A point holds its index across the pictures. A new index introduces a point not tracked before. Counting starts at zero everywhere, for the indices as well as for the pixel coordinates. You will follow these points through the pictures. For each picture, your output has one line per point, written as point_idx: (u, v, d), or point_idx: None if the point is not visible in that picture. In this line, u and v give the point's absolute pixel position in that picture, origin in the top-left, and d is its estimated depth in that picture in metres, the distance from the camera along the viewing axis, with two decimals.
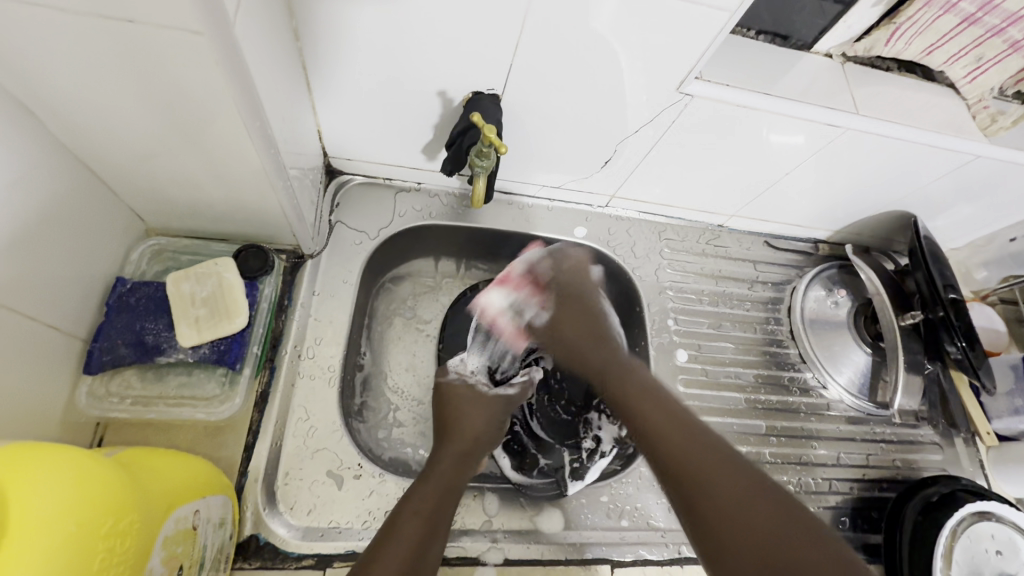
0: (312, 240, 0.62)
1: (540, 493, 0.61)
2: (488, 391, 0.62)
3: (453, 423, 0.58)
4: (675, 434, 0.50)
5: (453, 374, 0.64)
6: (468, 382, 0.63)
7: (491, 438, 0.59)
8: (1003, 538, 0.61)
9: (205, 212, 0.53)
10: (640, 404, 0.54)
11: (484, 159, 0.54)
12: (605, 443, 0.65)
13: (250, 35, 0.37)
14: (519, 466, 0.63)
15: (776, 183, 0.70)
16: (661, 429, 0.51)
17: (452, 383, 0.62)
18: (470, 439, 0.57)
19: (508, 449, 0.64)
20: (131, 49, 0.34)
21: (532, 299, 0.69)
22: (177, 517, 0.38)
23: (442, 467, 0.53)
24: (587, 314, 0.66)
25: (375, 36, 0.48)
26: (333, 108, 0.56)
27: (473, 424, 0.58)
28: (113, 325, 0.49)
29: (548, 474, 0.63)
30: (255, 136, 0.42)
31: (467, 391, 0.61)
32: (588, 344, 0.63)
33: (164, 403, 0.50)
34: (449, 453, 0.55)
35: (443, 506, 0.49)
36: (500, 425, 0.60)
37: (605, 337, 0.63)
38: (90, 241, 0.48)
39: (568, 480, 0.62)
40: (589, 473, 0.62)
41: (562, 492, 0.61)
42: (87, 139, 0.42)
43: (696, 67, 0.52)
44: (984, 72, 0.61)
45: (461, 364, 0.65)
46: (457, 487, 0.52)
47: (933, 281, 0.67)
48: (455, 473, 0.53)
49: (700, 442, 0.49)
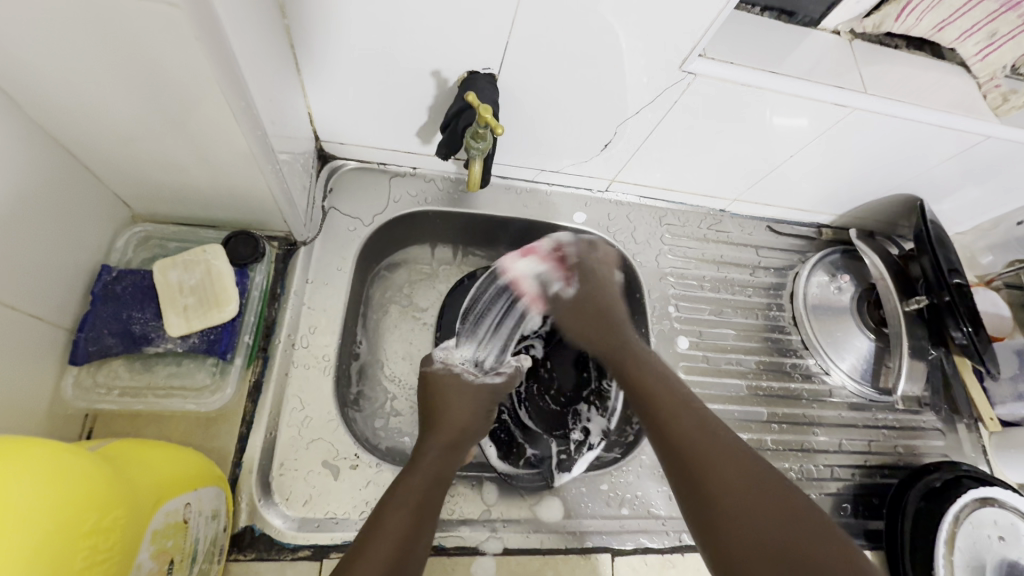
0: (305, 227, 0.60)
1: (528, 484, 0.59)
2: (473, 380, 0.61)
3: (440, 413, 0.57)
4: (687, 421, 0.49)
5: (439, 364, 0.62)
6: (454, 372, 0.61)
7: (478, 427, 0.58)
8: (1006, 524, 0.61)
9: (193, 197, 0.51)
10: (652, 391, 0.52)
11: (480, 141, 0.53)
12: (593, 435, 0.65)
13: (232, 8, 0.35)
14: (505, 456, 0.62)
15: (780, 166, 0.68)
16: (666, 412, 0.50)
17: (438, 373, 0.61)
18: (458, 429, 0.56)
19: (494, 438, 0.63)
20: (105, 24, 0.32)
21: (559, 275, 0.66)
22: (167, 510, 0.37)
23: (428, 458, 0.52)
24: (601, 296, 0.64)
25: (365, 12, 0.46)
26: (324, 90, 0.54)
27: (460, 415, 0.57)
28: (98, 315, 0.48)
29: (535, 465, 0.62)
30: (242, 118, 0.40)
31: (453, 380, 0.60)
32: (601, 324, 0.62)
33: (154, 394, 0.50)
34: (436, 443, 0.54)
35: (430, 499, 0.48)
36: (486, 415, 0.59)
37: (618, 318, 0.63)
38: (73, 228, 0.46)
39: (555, 471, 0.61)
40: (577, 465, 0.61)
41: (549, 483, 0.59)
42: (65, 121, 0.40)
43: (700, 43, 0.50)
44: (997, 49, 0.59)
45: (446, 353, 0.63)
46: (445, 478, 0.51)
47: (939, 265, 0.66)
48: (442, 464, 0.52)
49: (705, 428, 0.48)
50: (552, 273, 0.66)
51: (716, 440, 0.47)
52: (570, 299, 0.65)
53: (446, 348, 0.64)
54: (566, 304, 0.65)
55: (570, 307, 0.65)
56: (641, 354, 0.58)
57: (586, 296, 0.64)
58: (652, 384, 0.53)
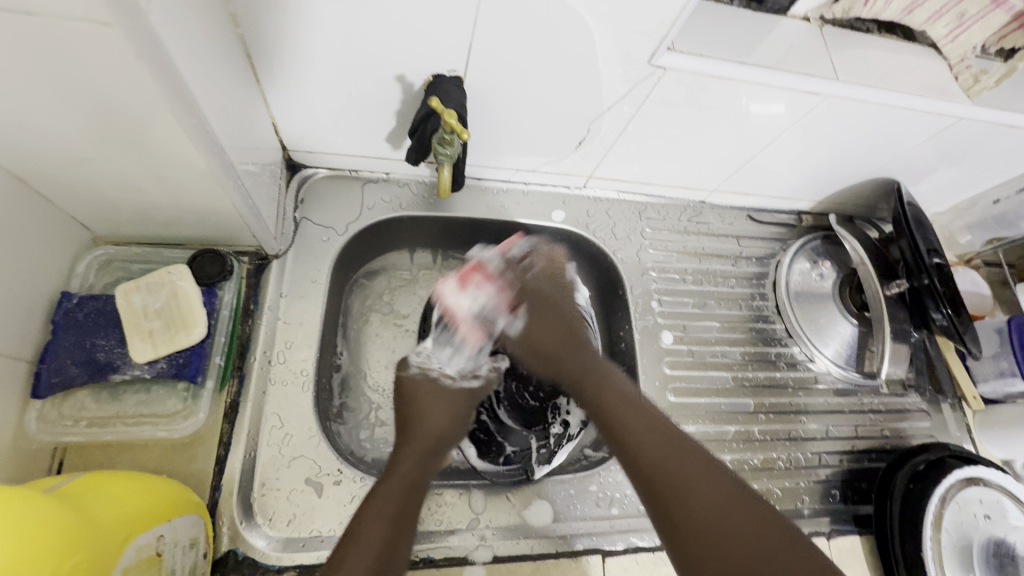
0: (276, 240, 0.59)
1: (505, 478, 0.60)
2: (451, 385, 0.59)
3: (415, 421, 0.55)
4: (652, 440, 0.49)
5: (415, 368, 0.60)
6: (431, 377, 0.59)
7: (454, 433, 0.56)
8: (990, 502, 0.61)
9: (155, 216, 0.50)
10: (616, 415, 0.51)
11: (448, 146, 0.52)
12: (574, 426, 0.64)
13: (174, 24, 0.34)
14: (484, 454, 0.62)
15: (757, 156, 0.68)
16: (635, 434, 0.49)
17: (415, 379, 0.58)
18: (433, 436, 0.54)
19: (474, 439, 0.63)
20: (36, 43, 0.30)
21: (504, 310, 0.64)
22: (137, 546, 0.37)
23: (405, 465, 0.51)
24: (565, 319, 0.62)
25: (319, 17, 0.44)
26: (288, 99, 0.53)
27: (433, 423, 0.55)
28: (60, 345, 0.47)
29: (513, 460, 0.62)
30: (194, 134, 0.39)
31: (430, 387, 0.58)
32: (565, 347, 0.59)
33: (122, 424, 0.48)
34: (411, 451, 0.52)
35: (406, 512, 0.47)
36: (462, 421, 0.58)
37: (583, 338, 0.60)
38: (28, 257, 0.45)
39: (534, 465, 0.61)
40: (556, 456, 0.61)
41: (528, 476, 0.60)
42: (7, 149, 0.38)
43: (668, 36, 0.49)
44: (967, 29, 0.58)
45: (422, 356, 0.61)
46: (422, 484, 0.50)
47: (918, 246, 0.65)
48: (417, 472, 0.51)
49: (671, 445, 0.48)
50: (495, 308, 0.63)
51: (684, 451, 0.48)
52: (518, 335, 0.62)
53: (422, 352, 0.61)
54: (516, 340, 0.62)
55: (523, 340, 0.62)
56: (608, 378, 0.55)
57: (558, 312, 0.62)
58: (613, 402, 0.52)
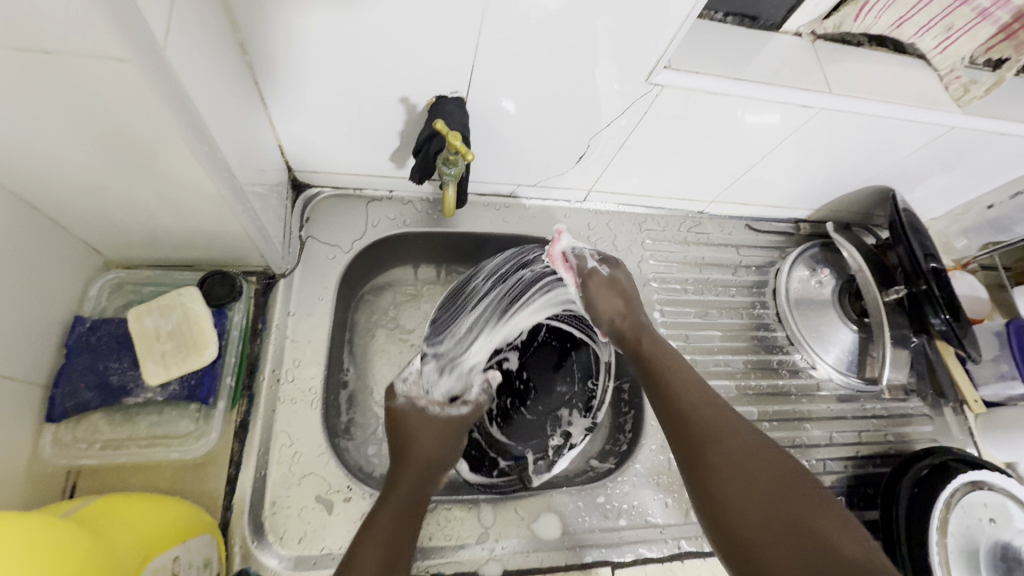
0: (283, 259, 0.60)
1: (506, 488, 0.60)
2: (439, 412, 0.58)
3: (405, 450, 0.55)
4: (696, 404, 0.51)
5: (402, 398, 0.59)
6: (419, 406, 0.58)
7: (447, 458, 0.56)
8: (996, 506, 0.62)
9: (165, 239, 0.51)
10: (664, 380, 0.54)
11: (452, 167, 0.53)
12: (575, 436, 0.65)
13: (185, 55, 0.35)
14: (477, 468, 0.62)
15: (754, 167, 0.69)
16: (678, 396, 0.52)
17: (404, 410, 0.58)
18: (425, 463, 0.54)
19: (466, 454, 0.63)
20: (55, 78, 0.31)
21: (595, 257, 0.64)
22: (154, 568, 0.37)
23: (399, 491, 0.50)
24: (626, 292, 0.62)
25: (326, 44, 0.46)
26: (295, 121, 0.54)
27: (427, 447, 0.55)
28: (74, 368, 0.47)
29: (508, 472, 0.63)
30: (206, 161, 0.40)
31: (420, 416, 0.57)
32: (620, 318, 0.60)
33: (136, 445, 0.49)
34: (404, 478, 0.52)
35: (401, 537, 0.47)
36: (455, 446, 0.57)
37: (637, 309, 0.62)
38: (43, 283, 0.46)
39: (530, 474, 0.62)
40: (555, 466, 0.62)
41: (527, 485, 0.61)
42: (24, 179, 0.39)
43: (664, 55, 0.50)
44: (955, 41, 0.59)
45: (409, 386, 0.60)
46: (418, 510, 0.50)
47: (914, 252, 0.66)
48: (413, 499, 0.50)
49: (716, 412, 0.50)
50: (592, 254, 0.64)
51: (730, 426, 0.48)
52: (603, 279, 0.62)
53: (408, 380, 0.60)
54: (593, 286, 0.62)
55: (601, 290, 0.62)
56: (661, 344, 0.58)
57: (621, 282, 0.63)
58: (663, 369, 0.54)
